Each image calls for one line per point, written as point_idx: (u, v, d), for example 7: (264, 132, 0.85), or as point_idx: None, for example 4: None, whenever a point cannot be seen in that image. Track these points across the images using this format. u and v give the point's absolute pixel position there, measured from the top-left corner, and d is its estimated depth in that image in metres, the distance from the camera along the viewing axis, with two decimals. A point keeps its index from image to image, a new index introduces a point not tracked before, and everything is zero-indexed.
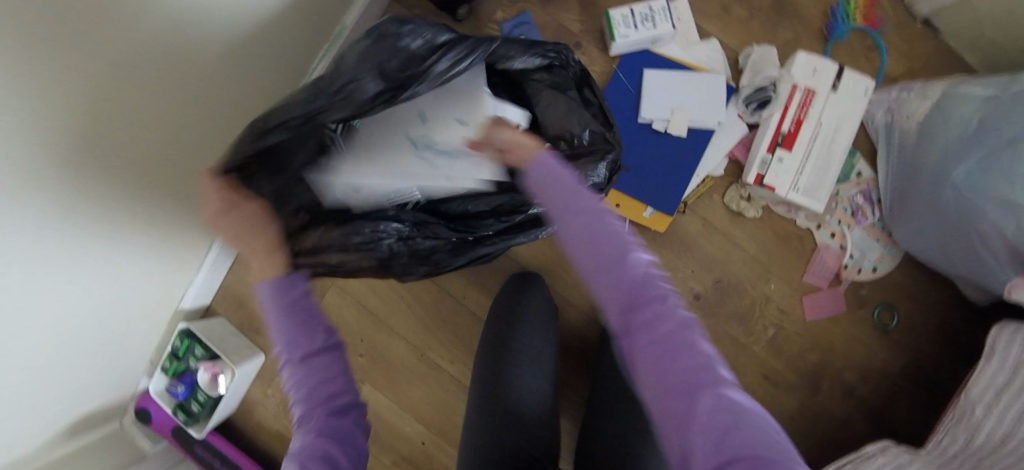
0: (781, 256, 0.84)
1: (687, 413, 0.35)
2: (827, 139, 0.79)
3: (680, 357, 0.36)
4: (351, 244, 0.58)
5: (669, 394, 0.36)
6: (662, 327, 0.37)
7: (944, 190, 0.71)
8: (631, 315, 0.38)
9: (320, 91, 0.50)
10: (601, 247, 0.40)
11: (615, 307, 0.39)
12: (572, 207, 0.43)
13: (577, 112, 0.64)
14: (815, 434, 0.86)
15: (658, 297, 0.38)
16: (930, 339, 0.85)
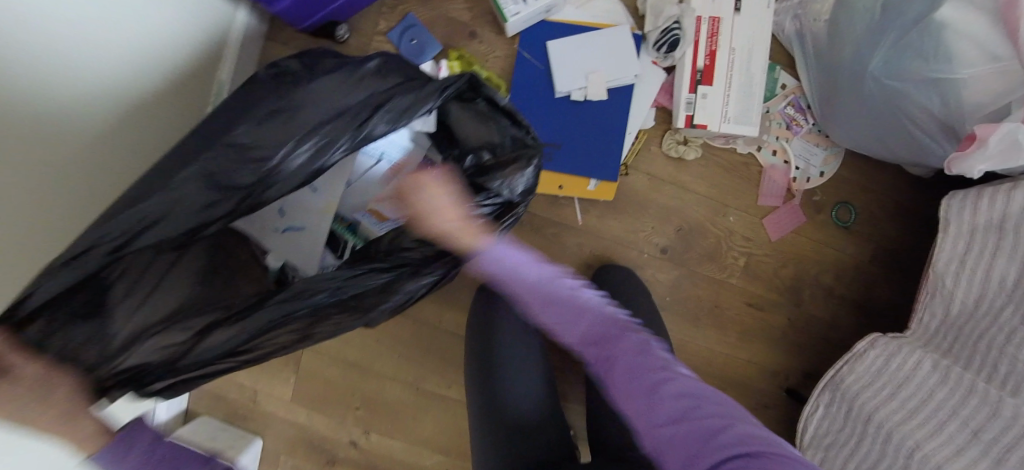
0: (733, 186, 0.84)
1: (652, 405, 0.47)
2: (744, 63, 0.77)
3: (640, 365, 0.47)
4: (253, 329, 0.48)
5: (631, 395, 0.47)
6: (633, 347, 0.48)
7: (866, 84, 0.70)
8: (608, 346, 0.49)
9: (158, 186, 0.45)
10: (559, 309, 0.48)
11: (593, 345, 0.50)
12: (528, 284, 0.49)
13: (490, 125, 0.63)
14: (808, 342, 0.88)
15: (626, 328, 0.49)
16: (887, 222, 0.87)
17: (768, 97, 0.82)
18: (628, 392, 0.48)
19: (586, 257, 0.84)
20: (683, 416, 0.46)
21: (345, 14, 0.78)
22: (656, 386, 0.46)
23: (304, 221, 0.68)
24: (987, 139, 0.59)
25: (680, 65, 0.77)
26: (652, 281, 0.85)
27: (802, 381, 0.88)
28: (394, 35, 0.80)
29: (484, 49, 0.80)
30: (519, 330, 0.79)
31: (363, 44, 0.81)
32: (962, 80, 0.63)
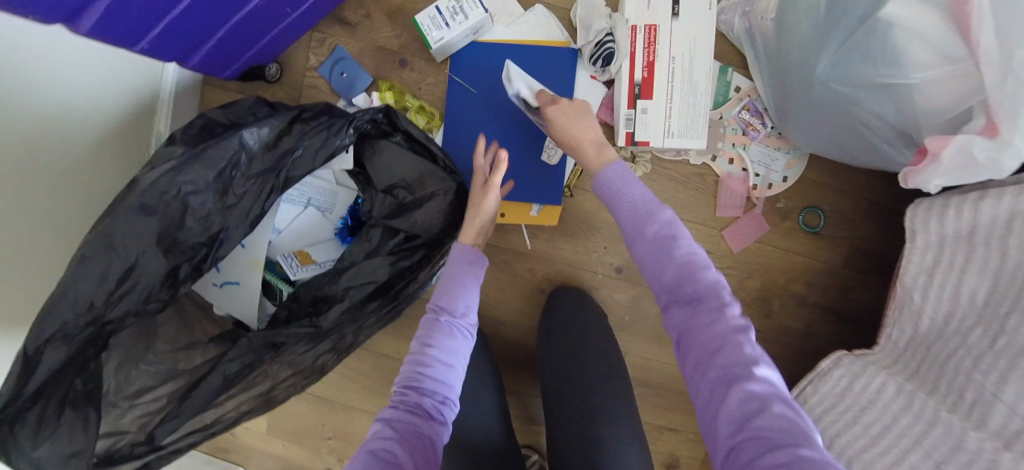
0: (687, 199, 0.80)
1: (713, 390, 0.42)
2: (687, 71, 0.72)
3: (712, 367, 0.43)
4: (210, 388, 0.58)
5: (701, 381, 0.44)
6: (706, 357, 0.44)
7: (814, 88, 0.65)
8: (690, 352, 0.45)
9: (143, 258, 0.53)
10: (694, 306, 0.46)
11: (680, 335, 0.47)
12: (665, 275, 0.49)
13: (405, 158, 0.63)
14: (780, 355, 0.84)
15: (717, 328, 0.44)
16: (862, 225, 0.81)
17: (720, 103, 0.78)
18: (693, 378, 0.45)
19: (538, 282, 0.82)
20: (732, 402, 0.40)
21: (271, 55, 0.75)
22: (712, 390, 0.42)
23: (238, 278, 0.68)
24: (940, 153, 0.53)
25: (618, 78, 0.73)
26: (607, 301, 0.83)
27: None
28: (322, 70, 0.76)
29: (415, 78, 0.77)
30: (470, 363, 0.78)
31: (296, 80, 0.77)
32: (915, 85, 0.56)
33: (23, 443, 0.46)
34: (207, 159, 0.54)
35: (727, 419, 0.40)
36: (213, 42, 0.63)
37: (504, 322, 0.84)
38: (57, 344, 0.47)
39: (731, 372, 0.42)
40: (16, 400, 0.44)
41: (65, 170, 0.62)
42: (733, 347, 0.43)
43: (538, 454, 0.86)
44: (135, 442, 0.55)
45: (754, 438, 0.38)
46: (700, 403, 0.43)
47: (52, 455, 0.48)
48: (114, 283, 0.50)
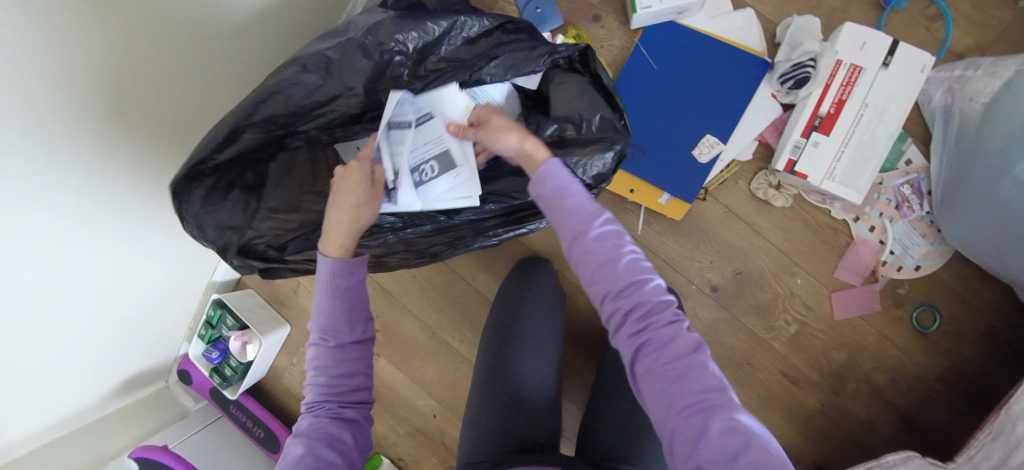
0: (811, 248, 0.78)
1: (689, 425, 0.34)
2: (872, 124, 0.71)
3: (684, 389, 0.36)
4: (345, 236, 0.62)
5: (675, 416, 0.35)
6: (669, 379, 0.37)
7: (1005, 183, 0.61)
8: (648, 375, 0.37)
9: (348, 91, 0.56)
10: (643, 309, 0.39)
11: (631, 351, 0.39)
12: (606, 262, 0.41)
13: (586, 95, 0.63)
14: (835, 435, 0.82)
15: (673, 338, 0.38)
16: (977, 344, 0.78)
17: (885, 168, 0.76)
18: (655, 411, 0.37)
19: None
20: (713, 432, 0.33)
21: None
22: (686, 421, 0.35)
23: None
24: None
25: (801, 105, 0.73)
26: (690, 314, 0.82)
27: (812, 469, 0.83)
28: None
29: (601, 35, 0.79)
30: (543, 314, 0.79)
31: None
32: None
33: (196, 198, 0.54)
34: (422, 30, 0.56)
35: (712, 459, 0.33)
36: None
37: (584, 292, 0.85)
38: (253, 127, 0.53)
39: (700, 402, 0.35)
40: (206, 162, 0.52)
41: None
42: (698, 368, 0.36)
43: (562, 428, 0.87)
44: (270, 246, 0.60)
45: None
46: (668, 441, 0.36)
47: (213, 222, 0.56)
48: (320, 94, 0.55)
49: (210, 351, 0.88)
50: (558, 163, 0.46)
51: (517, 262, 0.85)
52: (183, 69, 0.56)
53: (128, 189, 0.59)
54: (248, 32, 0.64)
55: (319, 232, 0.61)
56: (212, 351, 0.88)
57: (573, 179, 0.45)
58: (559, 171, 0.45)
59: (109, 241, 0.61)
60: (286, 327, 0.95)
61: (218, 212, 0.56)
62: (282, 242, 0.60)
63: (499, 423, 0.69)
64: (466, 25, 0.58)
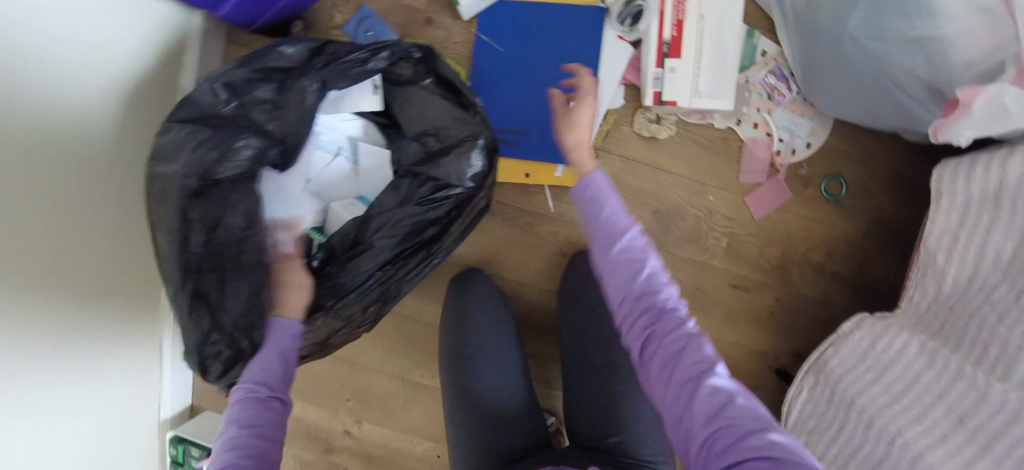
0: (712, 164, 0.80)
1: (679, 386, 0.39)
2: (714, 32, 0.74)
3: (681, 358, 0.40)
4: None
5: (672, 381, 0.39)
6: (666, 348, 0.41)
7: (846, 44, 0.66)
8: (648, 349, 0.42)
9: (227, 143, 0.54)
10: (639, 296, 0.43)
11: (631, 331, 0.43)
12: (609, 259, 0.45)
13: (431, 100, 0.64)
14: (799, 321, 0.85)
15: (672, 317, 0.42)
16: (884, 192, 0.82)
17: (746, 67, 0.78)
18: (656, 380, 0.41)
19: (561, 245, 0.82)
20: (701, 394, 0.37)
21: (297, 9, 0.74)
22: (680, 385, 0.38)
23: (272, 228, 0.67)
24: (972, 104, 0.55)
25: (646, 37, 0.74)
26: None
27: (792, 359, 0.85)
28: (348, 28, 0.77)
29: (441, 36, 0.77)
30: (490, 323, 0.78)
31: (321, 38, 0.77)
32: (947, 36, 0.57)
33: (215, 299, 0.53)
34: (255, 69, 0.56)
35: (699, 414, 0.37)
36: None
37: (526, 285, 0.84)
38: (195, 205, 0.52)
39: (696, 367, 0.39)
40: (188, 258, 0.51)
41: (105, 108, 0.62)
42: (696, 341, 0.40)
43: (556, 417, 0.86)
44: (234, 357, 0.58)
45: (725, 430, 0.35)
46: (666, 406, 0.39)
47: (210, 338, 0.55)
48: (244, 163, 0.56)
49: None
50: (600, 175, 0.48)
51: (451, 280, 0.82)
52: (46, 236, 0.52)
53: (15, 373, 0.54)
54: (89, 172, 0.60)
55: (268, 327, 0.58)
56: None
57: (611, 193, 0.46)
58: (596, 185, 0.46)
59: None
60: None
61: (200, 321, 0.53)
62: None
63: (484, 446, 0.68)
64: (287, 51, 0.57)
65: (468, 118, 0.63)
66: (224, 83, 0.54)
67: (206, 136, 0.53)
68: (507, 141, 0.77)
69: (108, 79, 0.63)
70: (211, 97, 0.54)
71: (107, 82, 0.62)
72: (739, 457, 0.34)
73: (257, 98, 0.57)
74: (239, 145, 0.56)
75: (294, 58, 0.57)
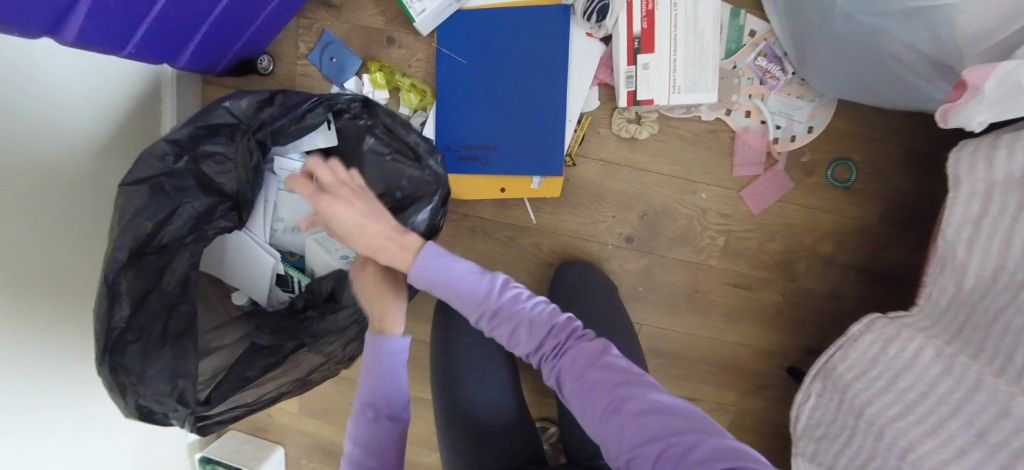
0: (700, 160, 0.75)
1: (606, 411, 0.38)
2: (690, 19, 0.68)
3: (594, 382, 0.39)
4: (249, 375, 0.63)
5: (593, 412, 0.38)
6: (581, 375, 0.40)
7: (836, 19, 0.58)
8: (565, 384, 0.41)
9: (168, 204, 0.59)
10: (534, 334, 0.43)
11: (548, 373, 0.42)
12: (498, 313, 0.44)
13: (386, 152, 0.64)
14: (811, 319, 0.78)
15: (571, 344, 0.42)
16: (899, 173, 0.74)
17: (732, 51, 0.72)
18: (581, 414, 0.40)
19: (546, 257, 0.80)
20: (629, 423, 0.36)
21: (260, 46, 0.74)
22: (604, 415, 0.38)
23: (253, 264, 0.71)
24: (981, 84, 0.47)
25: (615, 33, 0.69)
26: (619, 272, 0.79)
27: (805, 358, 0.79)
28: (311, 57, 0.75)
29: (404, 55, 0.75)
30: (476, 346, 0.78)
31: (288, 71, 0.76)
32: (954, 6, 0.49)
33: (135, 368, 0.57)
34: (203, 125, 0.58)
35: (631, 438, 0.36)
36: (196, 39, 0.63)
37: None
38: (125, 275, 0.56)
39: (614, 399, 0.38)
40: (115, 328, 0.55)
41: (78, 169, 0.64)
42: (602, 370, 0.39)
43: (555, 426, 0.84)
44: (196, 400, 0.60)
45: (666, 453, 0.35)
46: (604, 443, 0.38)
47: (151, 394, 0.58)
48: (184, 226, 0.62)
49: None
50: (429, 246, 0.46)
51: (438, 301, 0.82)
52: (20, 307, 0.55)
53: (30, 430, 0.59)
54: (67, 234, 0.62)
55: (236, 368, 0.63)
56: None
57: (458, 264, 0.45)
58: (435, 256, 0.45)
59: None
60: (279, 447, 0.96)
61: (144, 380, 0.57)
62: (206, 395, 0.61)
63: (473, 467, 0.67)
64: (230, 112, 0.58)
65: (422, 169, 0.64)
66: (172, 141, 0.57)
67: (151, 206, 0.57)
68: (478, 158, 0.74)
69: (77, 141, 0.65)
70: (160, 155, 0.56)
71: (76, 143, 0.64)
72: None
73: (205, 152, 0.60)
74: (182, 207, 0.61)
75: (239, 111, 0.59)
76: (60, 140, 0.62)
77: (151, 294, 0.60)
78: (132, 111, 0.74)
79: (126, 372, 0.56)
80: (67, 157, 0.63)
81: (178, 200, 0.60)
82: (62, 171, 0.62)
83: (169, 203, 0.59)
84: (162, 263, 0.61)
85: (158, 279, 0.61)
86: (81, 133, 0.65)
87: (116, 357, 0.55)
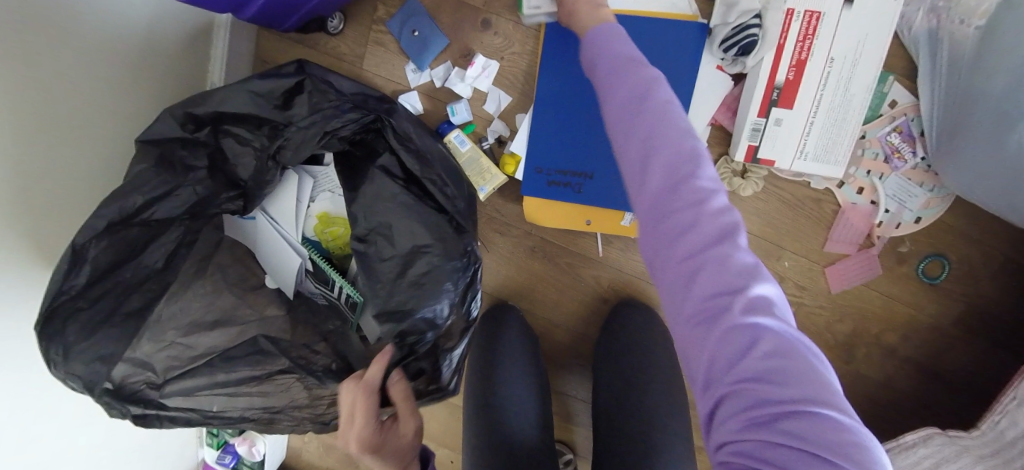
0: (795, 226, 0.69)
1: (705, 316, 0.31)
2: (842, 79, 0.59)
3: (702, 275, 0.32)
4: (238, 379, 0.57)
5: (691, 320, 0.31)
6: (701, 271, 0.32)
7: (1013, 136, 0.51)
8: (675, 267, 0.33)
9: (169, 175, 0.52)
10: (672, 217, 0.34)
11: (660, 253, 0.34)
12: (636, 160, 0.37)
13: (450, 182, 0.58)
14: (853, 401, 0.76)
15: (716, 240, 0.32)
16: (992, 282, 0.69)
17: (867, 118, 0.65)
18: (666, 292, 0.34)
19: (602, 290, 0.75)
20: (716, 340, 0.30)
21: (334, 6, 0.61)
22: (693, 325, 0.31)
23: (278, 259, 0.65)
24: None
25: (752, 74, 0.60)
26: None
27: None
28: (391, 24, 0.64)
29: (499, 44, 0.64)
30: (516, 373, 0.74)
31: (360, 35, 0.65)
32: None
33: (72, 341, 0.48)
34: (231, 109, 0.53)
35: (711, 358, 0.30)
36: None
37: (560, 326, 0.78)
38: (97, 242, 0.48)
39: (712, 303, 0.31)
40: (67, 293, 0.47)
41: (112, 105, 0.54)
42: (713, 261, 0.32)
43: (572, 454, 0.84)
44: (150, 384, 0.54)
45: (740, 388, 0.28)
46: (680, 339, 0.33)
47: (80, 364, 0.48)
48: (177, 205, 0.54)
49: (222, 457, 0.88)
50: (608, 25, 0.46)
51: (482, 314, 0.77)
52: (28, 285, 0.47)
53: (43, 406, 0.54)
54: (86, 177, 0.52)
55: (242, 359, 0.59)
56: (224, 457, 0.87)
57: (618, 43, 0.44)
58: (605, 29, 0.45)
59: (55, 452, 0.57)
60: None
61: (80, 348, 0.49)
62: (166, 383, 0.55)
63: None
64: (252, 92, 0.53)
65: (453, 240, 0.56)
66: (192, 113, 0.52)
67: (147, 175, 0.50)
68: (571, 185, 0.66)
69: (114, 66, 0.53)
70: (181, 121, 0.52)
71: (110, 67, 0.53)
72: (733, 423, 0.28)
73: (229, 130, 0.55)
74: (182, 189, 0.54)
75: (271, 105, 0.54)
76: (95, 68, 0.50)
77: (122, 268, 0.52)
78: (176, 39, 0.62)
79: (59, 345, 0.47)
80: (96, 103, 0.52)
81: (183, 179, 0.53)
82: (92, 105, 0.51)
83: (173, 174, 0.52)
84: (125, 249, 0.51)
85: (127, 247, 0.51)
86: (120, 56, 0.54)
87: (50, 329, 0.46)
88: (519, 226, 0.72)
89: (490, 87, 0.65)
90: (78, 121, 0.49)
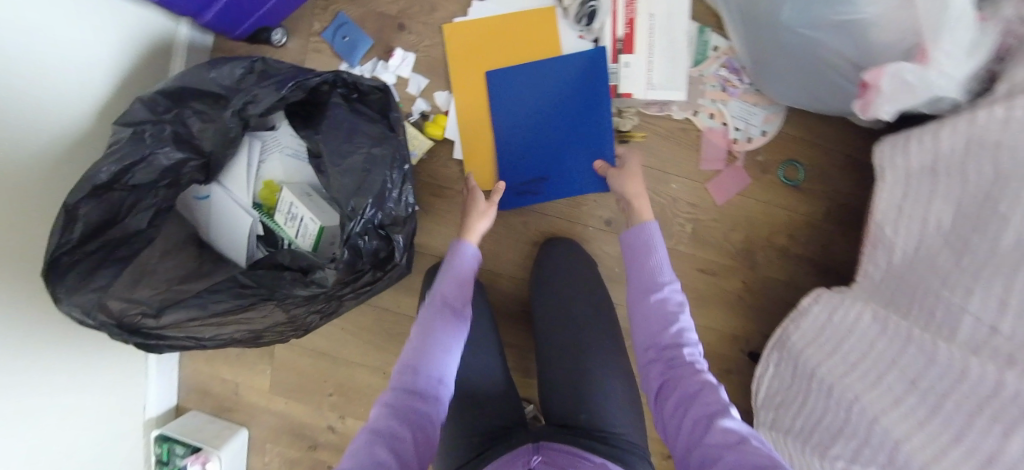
0: (673, 153, 0.84)
1: (705, 413, 0.49)
2: (665, 28, 0.80)
3: (699, 398, 0.51)
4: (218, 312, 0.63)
5: (695, 424, 0.49)
6: (703, 397, 0.51)
7: (783, 33, 0.69)
8: (698, 419, 0.49)
9: (145, 142, 0.62)
10: (682, 385, 0.53)
11: (684, 413, 0.51)
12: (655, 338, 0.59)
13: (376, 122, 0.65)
14: (767, 303, 0.87)
15: (708, 387, 0.52)
16: (842, 176, 0.85)
17: (699, 61, 0.83)
18: (672, 421, 0.52)
19: (532, 235, 0.86)
20: (710, 431, 0.48)
21: (278, 18, 0.79)
22: (691, 423, 0.50)
23: (235, 227, 0.75)
24: (878, 83, 0.59)
25: (601, 35, 0.81)
26: (599, 254, 0.86)
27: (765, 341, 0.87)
28: (327, 34, 0.82)
29: (413, 40, 0.83)
30: None
31: (301, 46, 0.82)
32: (866, 19, 0.60)
33: (75, 282, 0.57)
34: (196, 87, 0.63)
35: (708, 441, 0.47)
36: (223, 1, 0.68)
37: (502, 276, 0.87)
38: (89, 202, 0.58)
39: (697, 413, 0.50)
40: (65, 247, 0.56)
41: (79, 104, 0.67)
42: (708, 396, 0.51)
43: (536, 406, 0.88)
44: (146, 315, 0.61)
45: (737, 452, 0.45)
46: (683, 439, 0.50)
47: (75, 301, 0.57)
48: (151, 172, 0.64)
49: None
50: (651, 226, 0.67)
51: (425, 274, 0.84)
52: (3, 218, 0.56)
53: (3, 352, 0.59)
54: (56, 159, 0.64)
55: (214, 287, 0.65)
56: None
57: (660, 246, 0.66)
58: (645, 231, 0.66)
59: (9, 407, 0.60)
60: (244, 430, 0.93)
61: (65, 280, 0.57)
62: (157, 311, 0.61)
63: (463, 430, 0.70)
64: (213, 74, 0.63)
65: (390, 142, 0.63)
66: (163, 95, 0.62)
67: (133, 150, 0.61)
68: (531, 189, 0.82)
69: (81, 73, 0.68)
70: (153, 105, 0.62)
71: (76, 73, 0.67)
72: None
73: (192, 110, 0.64)
74: (155, 155, 0.63)
75: (225, 84, 0.64)
76: (64, 72, 0.65)
77: (113, 226, 0.62)
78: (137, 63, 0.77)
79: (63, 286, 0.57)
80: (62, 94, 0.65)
81: (154, 151, 0.62)
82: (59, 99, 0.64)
83: (145, 141, 0.62)
84: (109, 211, 0.61)
85: (114, 209, 0.61)
86: (87, 66, 0.68)
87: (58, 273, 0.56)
88: (450, 187, 0.84)
89: (410, 73, 0.83)
90: (47, 109, 0.62)
